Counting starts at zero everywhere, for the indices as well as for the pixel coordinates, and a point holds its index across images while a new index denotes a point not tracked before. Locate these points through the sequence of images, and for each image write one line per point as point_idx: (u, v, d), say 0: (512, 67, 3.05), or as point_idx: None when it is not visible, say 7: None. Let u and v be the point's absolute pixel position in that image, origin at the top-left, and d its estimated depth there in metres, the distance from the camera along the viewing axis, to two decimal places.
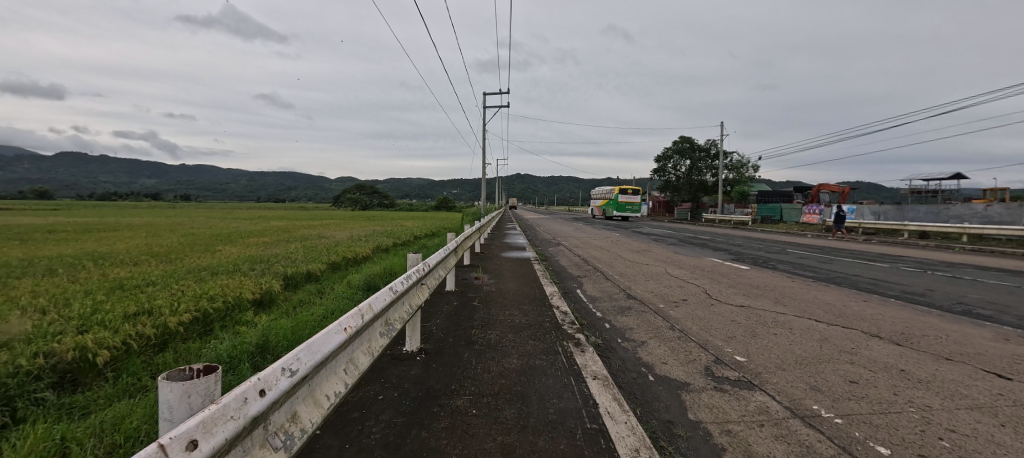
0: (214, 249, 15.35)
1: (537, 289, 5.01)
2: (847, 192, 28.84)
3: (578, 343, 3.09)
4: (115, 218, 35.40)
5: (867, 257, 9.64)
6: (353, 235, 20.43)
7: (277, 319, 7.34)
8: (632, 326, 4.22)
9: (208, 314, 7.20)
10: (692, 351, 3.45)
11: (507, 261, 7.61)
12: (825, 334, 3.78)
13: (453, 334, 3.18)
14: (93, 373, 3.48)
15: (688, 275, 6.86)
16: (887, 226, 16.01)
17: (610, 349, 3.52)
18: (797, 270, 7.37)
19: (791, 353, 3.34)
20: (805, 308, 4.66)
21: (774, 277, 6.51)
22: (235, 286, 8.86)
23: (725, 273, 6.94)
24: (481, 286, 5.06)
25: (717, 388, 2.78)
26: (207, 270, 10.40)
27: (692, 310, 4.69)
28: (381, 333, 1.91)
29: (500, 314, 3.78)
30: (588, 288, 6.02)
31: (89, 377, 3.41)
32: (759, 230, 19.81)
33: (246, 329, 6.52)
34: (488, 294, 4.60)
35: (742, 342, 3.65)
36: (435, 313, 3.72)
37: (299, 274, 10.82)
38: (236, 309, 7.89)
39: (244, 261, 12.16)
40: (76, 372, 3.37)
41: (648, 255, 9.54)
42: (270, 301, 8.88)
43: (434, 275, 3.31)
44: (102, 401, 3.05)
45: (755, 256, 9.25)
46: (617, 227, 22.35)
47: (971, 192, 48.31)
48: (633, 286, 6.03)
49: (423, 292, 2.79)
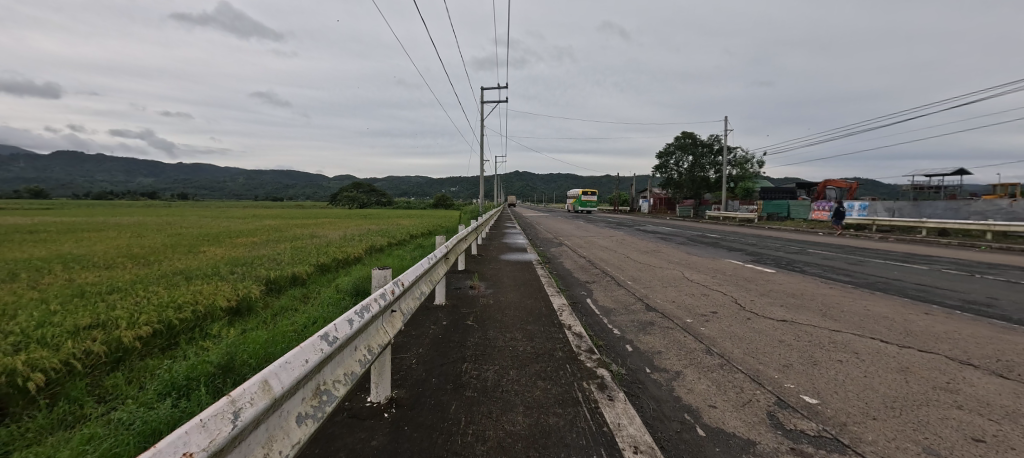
0: (198, 250, 14.53)
1: (542, 301, 4.26)
2: (855, 188, 28.07)
3: (602, 385, 2.35)
4: (103, 217, 34.47)
5: (895, 257, 8.87)
6: (346, 234, 19.56)
7: (250, 331, 6.58)
8: (660, 349, 3.47)
9: (172, 325, 6.47)
10: (744, 388, 2.72)
11: (506, 264, 6.84)
12: (904, 362, 3.04)
13: (438, 372, 2.42)
14: (25, 402, 3.08)
15: (710, 281, 6.10)
16: (904, 223, 15.26)
17: (640, 385, 2.77)
18: (829, 274, 6.62)
19: (873, 392, 2.60)
20: (862, 325, 3.90)
21: (808, 283, 5.77)
22: (209, 292, 8.08)
23: (751, 278, 6.18)
24: (477, 297, 4.29)
25: (795, 451, 2.03)
26: (183, 274, 9.59)
27: (726, 327, 3.96)
28: (302, 417, 1.16)
29: (499, 339, 3.03)
30: (599, 296, 5.31)
31: (20, 406, 3.02)
32: (768, 228, 19.08)
33: (212, 344, 5.77)
34: (485, 309, 3.85)
35: (804, 373, 2.92)
36: (416, 340, 2.96)
37: (283, 278, 10.08)
38: (207, 319, 7.15)
39: (225, 263, 11.34)
40: (5, 401, 3.00)
41: (659, 257, 8.76)
42: (249, 309, 8.12)
43: (412, 294, 2.55)
44: (28, 438, 2.66)
45: (775, 257, 8.48)
46: (619, 225, 21.62)
47: (977, 188, 47.65)
48: (650, 296, 5.28)
49: (392, 323, 2.04)
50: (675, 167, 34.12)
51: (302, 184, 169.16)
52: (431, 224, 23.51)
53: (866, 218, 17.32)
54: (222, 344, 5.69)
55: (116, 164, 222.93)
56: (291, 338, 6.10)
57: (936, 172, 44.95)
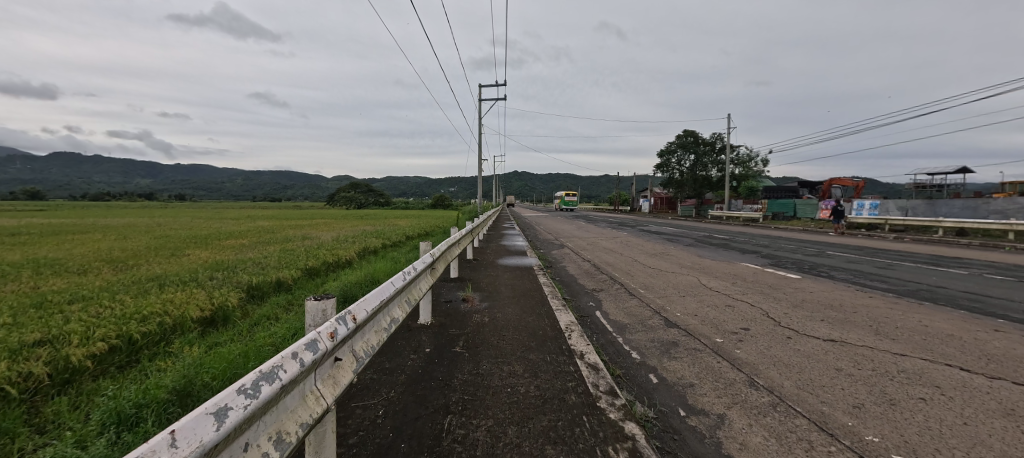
0: (182, 253, 13.88)
1: (545, 318, 3.61)
2: (862, 186, 27.42)
3: (633, 451, 1.69)
4: (92, 218, 33.82)
5: (922, 260, 8.23)
6: (339, 236, 18.88)
7: (220, 347, 5.94)
8: (692, 380, 2.84)
9: (134, 340, 5.84)
10: (815, 442, 2.08)
11: (504, 270, 6.21)
12: (1004, 401, 2.42)
13: (410, 434, 1.78)
14: None
15: (732, 290, 5.44)
16: (918, 223, 14.67)
17: (675, 436, 2.13)
18: (861, 280, 5.97)
19: (988, 450, 1.98)
20: (929, 347, 3.26)
21: (844, 292, 5.12)
22: (181, 302, 7.41)
23: (777, 286, 5.53)
24: (469, 314, 3.66)
25: None
26: (158, 281, 8.91)
27: (766, 349, 3.31)
28: None
29: (494, 376, 2.39)
30: (609, 309, 4.69)
31: None
32: (775, 228, 18.47)
33: (174, 364, 5.15)
34: (478, 330, 3.21)
35: (883, 418, 2.29)
36: (388, 378, 2.32)
37: (266, 284, 9.43)
38: (177, 332, 6.54)
39: (206, 267, 10.68)
40: None
41: (669, 260, 8.13)
42: (224, 319, 7.49)
43: (378, 323, 1.90)
44: None
45: (794, 260, 7.83)
46: (620, 226, 21.01)
47: (982, 188, 47.09)
48: (667, 308, 4.64)
49: (337, 376, 1.39)
50: (677, 165, 33.49)
51: (300, 184, 167.96)
52: (427, 225, 22.84)
53: (878, 218, 16.69)
54: (187, 362, 5.08)
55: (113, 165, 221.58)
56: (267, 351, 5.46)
57: (940, 171, 44.37)
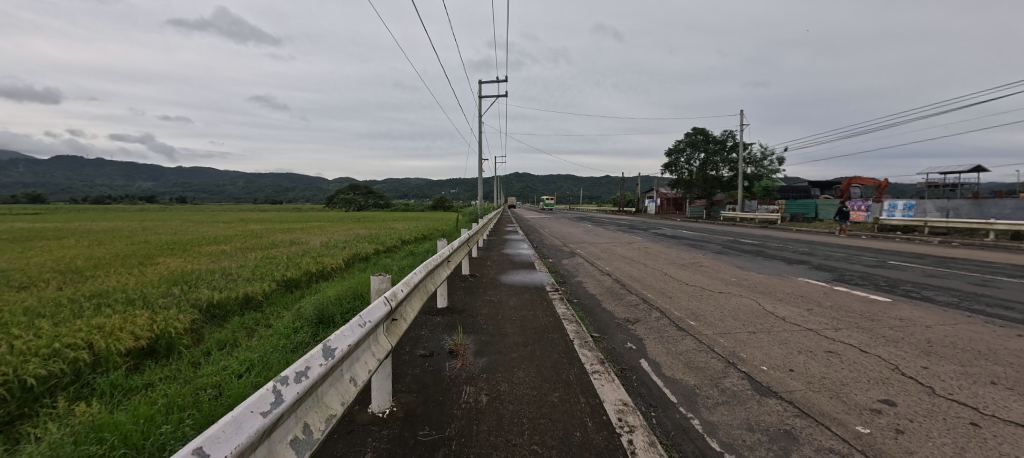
0: (151, 261, 12.56)
1: (581, 395, 2.22)
2: (882, 185, 26.02)
3: None
4: (77, 221, 32.72)
5: (1009, 272, 6.86)
6: (328, 241, 17.39)
7: (152, 391, 4.42)
8: None
9: (29, 387, 3.91)
10: None
11: (510, 293, 4.83)
12: None
13: None
14: None
15: (814, 322, 4.04)
16: (963, 225, 13.28)
17: None
18: (973, 305, 4.57)
19: None
20: None
21: (976, 330, 3.69)
22: (113, 329, 6.01)
23: (875, 317, 4.10)
24: (461, 387, 2.29)
25: None
26: (99, 300, 7.53)
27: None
28: None
29: None
30: (659, 356, 3.31)
31: None
32: (800, 230, 17.11)
33: (76, 418, 3.56)
34: (466, 430, 1.85)
35: None
36: None
37: (230, 300, 8.08)
38: (97, 371, 5.11)
39: (168, 281, 9.35)
40: None
41: (706, 274, 6.74)
42: (168, 348, 6.06)
43: None
44: None
45: (861, 274, 6.41)
46: (630, 228, 19.58)
47: (996, 187, 45.81)
48: (742, 356, 3.24)
49: None
50: (686, 165, 32.22)
51: (300, 185, 166.70)
52: (424, 227, 21.41)
53: (915, 219, 15.25)
54: (89, 413, 3.63)
55: (113, 168, 220.27)
56: (210, 386, 4.00)
57: (953, 171, 43.05)
